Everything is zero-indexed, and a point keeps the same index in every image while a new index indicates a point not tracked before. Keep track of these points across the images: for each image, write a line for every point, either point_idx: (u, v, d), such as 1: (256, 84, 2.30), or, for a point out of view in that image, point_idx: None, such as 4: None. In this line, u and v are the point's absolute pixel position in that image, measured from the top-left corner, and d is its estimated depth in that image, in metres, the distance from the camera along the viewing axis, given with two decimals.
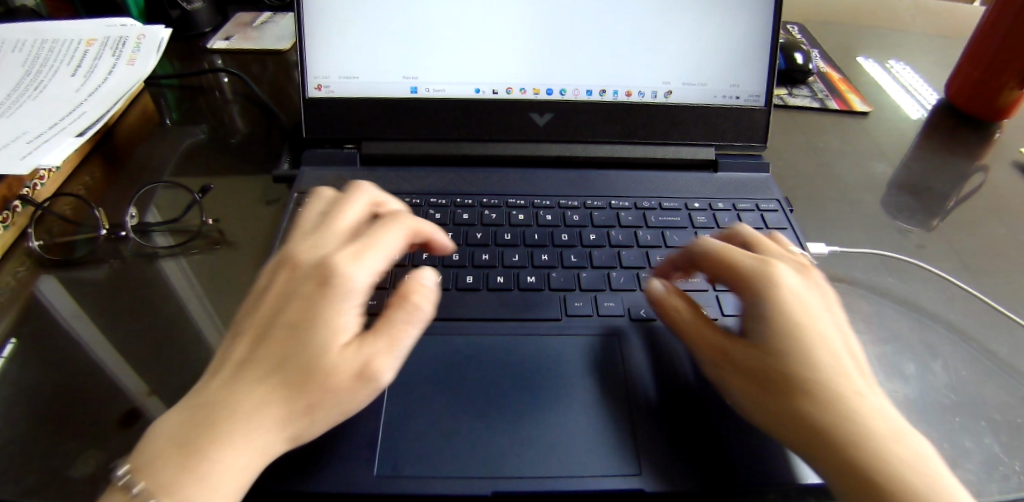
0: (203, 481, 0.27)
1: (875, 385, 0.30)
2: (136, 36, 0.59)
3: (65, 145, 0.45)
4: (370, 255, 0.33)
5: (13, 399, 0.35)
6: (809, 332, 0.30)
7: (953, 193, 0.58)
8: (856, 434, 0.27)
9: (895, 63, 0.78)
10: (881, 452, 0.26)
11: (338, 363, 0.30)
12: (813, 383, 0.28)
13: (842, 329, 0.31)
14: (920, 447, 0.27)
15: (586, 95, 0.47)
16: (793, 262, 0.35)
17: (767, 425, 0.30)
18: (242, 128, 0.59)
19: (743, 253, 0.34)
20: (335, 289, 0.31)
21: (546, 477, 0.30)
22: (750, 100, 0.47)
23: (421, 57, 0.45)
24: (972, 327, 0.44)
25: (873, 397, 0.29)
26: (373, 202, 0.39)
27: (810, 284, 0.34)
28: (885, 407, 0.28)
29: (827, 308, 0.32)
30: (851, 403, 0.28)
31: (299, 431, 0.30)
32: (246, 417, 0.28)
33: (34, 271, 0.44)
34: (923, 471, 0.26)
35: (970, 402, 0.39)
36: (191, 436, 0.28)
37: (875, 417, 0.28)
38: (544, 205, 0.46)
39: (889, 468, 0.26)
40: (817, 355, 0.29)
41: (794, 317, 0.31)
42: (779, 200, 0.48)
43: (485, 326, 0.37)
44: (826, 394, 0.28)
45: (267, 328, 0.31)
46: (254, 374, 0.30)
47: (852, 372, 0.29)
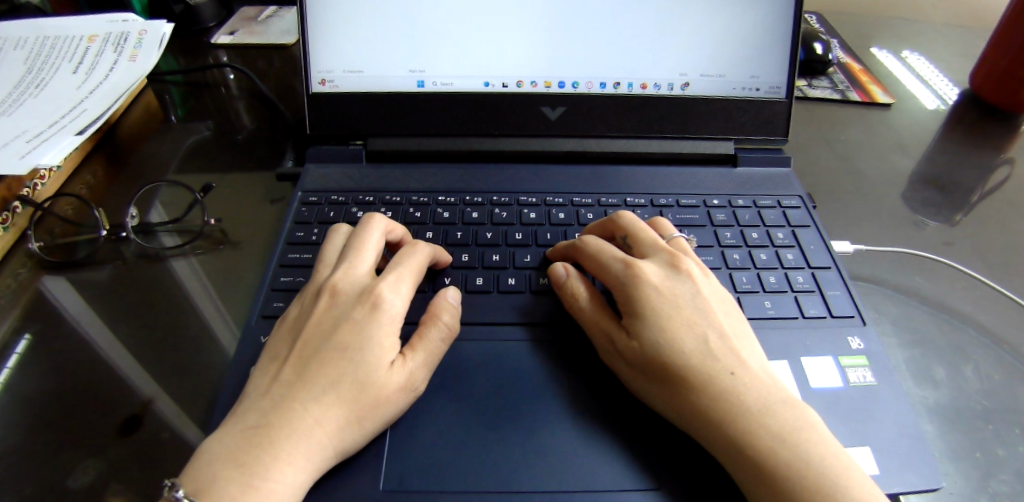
0: (269, 497, 0.26)
1: (769, 384, 0.30)
2: (138, 31, 0.58)
3: (63, 144, 0.44)
4: (407, 279, 0.34)
5: (13, 406, 0.34)
6: (680, 347, 0.31)
7: (979, 187, 0.55)
8: (757, 455, 0.27)
9: (911, 53, 0.75)
10: (784, 466, 0.26)
11: (392, 381, 0.30)
12: (696, 405, 0.29)
13: (714, 331, 0.32)
14: (822, 441, 0.27)
15: (600, 88, 0.46)
16: (665, 257, 0.36)
17: (697, 456, 0.30)
18: (248, 125, 0.58)
19: (611, 259, 0.35)
20: (383, 312, 0.32)
21: (561, 491, 0.29)
22: (770, 92, 0.45)
23: (428, 50, 0.44)
24: (1003, 329, 0.42)
25: (764, 401, 0.29)
26: (391, 228, 0.39)
27: (672, 282, 0.34)
28: (781, 407, 0.29)
29: (691, 309, 0.33)
30: (742, 420, 0.28)
31: (352, 442, 0.29)
32: (308, 431, 0.28)
33: (34, 273, 0.43)
34: (828, 471, 0.26)
35: (1003, 409, 0.37)
36: (251, 453, 0.27)
37: (769, 424, 0.28)
38: (556, 202, 0.45)
39: (801, 483, 0.26)
40: (694, 373, 0.30)
41: (665, 332, 0.31)
42: (801, 196, 0.47)
43: (496, 330, 0.36)
44: (714, 415, 0.28)
45: (316, 349, 0.31)
46: (308, 394, 0.29)
47: (735, 380, 0.29)
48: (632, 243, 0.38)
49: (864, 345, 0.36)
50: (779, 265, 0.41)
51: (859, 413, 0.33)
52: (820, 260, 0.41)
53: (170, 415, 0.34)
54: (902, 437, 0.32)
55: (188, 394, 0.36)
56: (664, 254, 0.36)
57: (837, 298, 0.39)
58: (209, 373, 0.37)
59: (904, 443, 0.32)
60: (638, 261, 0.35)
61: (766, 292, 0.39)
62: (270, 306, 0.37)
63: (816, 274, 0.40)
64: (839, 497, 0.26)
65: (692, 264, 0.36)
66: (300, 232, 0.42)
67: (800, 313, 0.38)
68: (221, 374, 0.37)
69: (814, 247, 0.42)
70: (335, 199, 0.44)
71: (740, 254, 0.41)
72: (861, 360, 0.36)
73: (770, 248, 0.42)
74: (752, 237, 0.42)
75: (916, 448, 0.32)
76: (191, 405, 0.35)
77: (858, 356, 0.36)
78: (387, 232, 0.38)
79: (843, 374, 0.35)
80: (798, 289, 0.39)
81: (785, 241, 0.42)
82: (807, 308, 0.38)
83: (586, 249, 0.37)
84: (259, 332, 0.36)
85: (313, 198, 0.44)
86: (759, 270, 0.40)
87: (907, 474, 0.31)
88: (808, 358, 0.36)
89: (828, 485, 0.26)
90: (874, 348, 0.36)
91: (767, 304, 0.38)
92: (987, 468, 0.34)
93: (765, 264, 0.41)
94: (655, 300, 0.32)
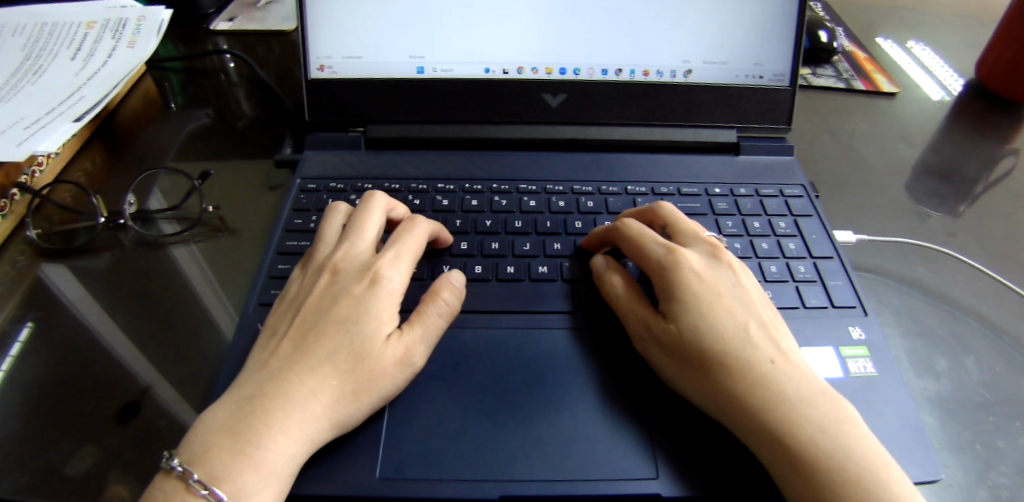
0: (259, 466, 0.26)
1: (810, 375, 0.30)
2: (136, 17, 0.58)
3: (61, 130, 0.44)
4: (406, 257, 0.34)
5: (11, 393, 0.35)
6: (721, 332, 0.30)
7: (983, 178, 0.55)
8: (798, 444, 0.27)
9: (917, 43, 0.74)
10: (824, 456, 0.26)
11: (388, 354, 0.30)
12: (737, 392, 0.29)
13: (755, 320, 0.32)
14: (863, 436, 0.27)
15: (602, 75, 0.45)
16: (704, 247, 0.35)
17: (717, 449, 0.30)
18: (247, 111, 0.57)
19: (653, 243, 0.35)
20: (382, 287, 0.32)
21: (558, 480, 0.29)
22: (774, 80, 0.45)
23: (427, 36, 0.43)
24: (1006, 321, 0.42)
25: (806, 391, 0.29)
26: (391, 206, 0.39)
27: (713, 270, 0.34)
28: (822, 399, 0.28)
29: (731, 298, 0.32)
30: (783, 408, 0.28)
31: (346, 417, 0.29)
32: (303, 401, 0.28)
33: (32, 260, 0.43)
34: (869, 465, 0.26)
35: (1004, 401, 0.37)
36: (245, 422, 0.27)
37: (810, 415, 0.27)
38: (556, 190, 0.44)
39: (841, 475, 0.26)
40: (738, 360, 0.29)
41: (706, 318, 0.31)
42: (804, 185, 0.46)
43: (494, 318, 0.36)
44: (758, 403, 0.28)
45: (314, 321, 0.31)
46: (305, 365, 0.29)
47: (776, 368, 0.29)
48: (671, 232, 0.37)
49: (865, 335, 0.36)
50: (780, 255, 0.40)
51: (859, 404, 0.33)
52: (822, 250, 0.41)
53: (168, 402, 0.34)
54: (901, 428, 0.32)
55: (185, 381, 0.36)
56: (704, 243, 0.36)
57: (839, 288, 0.39)
58: (206, 361, 0.37)
59: (903, 434, 0.32)
60: (679, 248, 0.35)
61: (767, 281, 0.39)
62: (268, 293, 0.37)
63: (818, 263, 0.40)
64: (879, 492, 0.25)
65: (732, 256, 0.36)
66: (298, 219, 0.41)
67: (801, 303, 0.38)
68: (218, 361, 0.37)
69: (816, 236, 0.42)
70: (334, 186, 0.44)
71: (741, 243, 0.41)
72: (862, 351, 0.35)
73: (771, 237, 0.42)
74: (753, 227, 0.42)
75: (916, 440, 0.32)
76: (189, 392, 0.35)
77: (859, 346, 0.36)
78: (388, 209, 0.38)
79: (843, 364, 0.35)
80: (799, 279, 0.39)
81: (787, 230, 0.42)
82: (808, 298, 0.38)
83: (626, 230, 0.36)
84: (256, 319, 0.36)
85: (312, 185, 0.44)
86: (760, 260, 0.40)
87: (906, 465, 0.31)
88: (808, 348, 0.35)
89: (869, 480, 0.25)
90: (875, 338, 0.36)
91: (768, 294, 0.38)
92: (987, 460, 0.34)
93: (767, 253, 0.40)
94: (696, 287, 0.32)
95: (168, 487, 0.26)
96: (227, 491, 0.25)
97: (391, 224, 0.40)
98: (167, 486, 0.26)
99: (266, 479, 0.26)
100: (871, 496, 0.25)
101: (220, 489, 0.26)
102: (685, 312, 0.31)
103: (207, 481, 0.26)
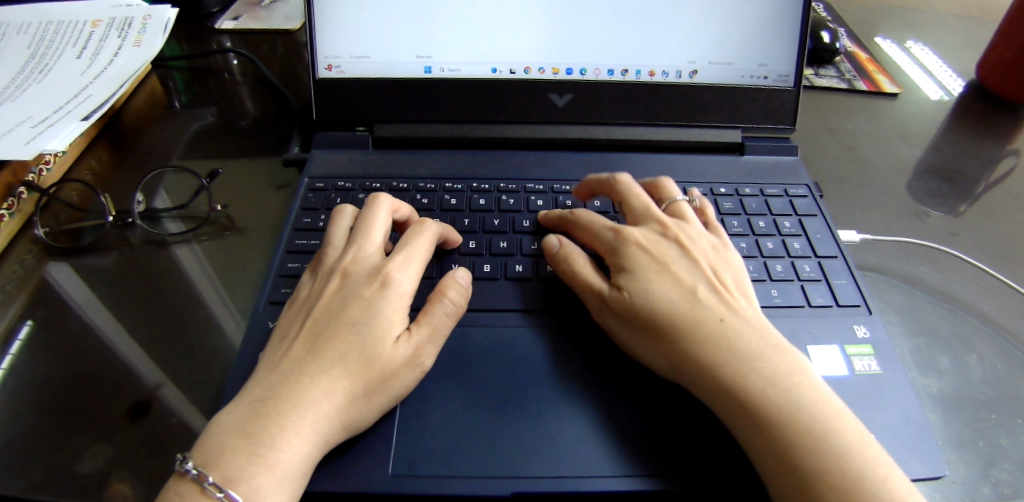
0: (274, 466, 0.26)
1: (761, 331, 0.31)
2: (142, 16, 0.58)
3: (69, 129, 0.44)
4: (415, 259, 0.34)
5: (23, 391, 0.35)
6: (669, 299, 0.32)
7: (984, 178, 0.55)
8: (750, 397, 0.28)
9: (918, 43, 0.74)
10: (776, 406, 0.27)
11: (398, 355, 0.30)
12: (686, 352, 0.30)
13: (702, 284, 0.33)
14: (815, 386, 0.28)
15: (608, 75, 0.45)
16: (654, 221, 0.37)
17: (683, 414, 0.31)
18: (252, 110, 0.58)
19: (600, 226, 0.37)
20: (392, 289, 0.33)
21: (568, 477, 0.29)
22: (779, 80, 0.45)
23: (435, 36, 0.43)
24: (1007, 320, 0.42)
25: (755, 347, 0.30)
26: (397, 207, 0.39)
27: (660, 243, 0.35)
28: (772, 353, 0.30)
29: (680, 266, 0.34)
30: (732, 363, 0.29)
31: (357, 418, 0.29)
32: (316, 403, 0.28)
33: (40, 259, 0.43)
34: (820, 412, 0.27)
35: (1006, 398, 0.37)
36: (258, 423, 0.27)
37: (760, 367, 0.29)
38: (563, 190, 0.45)
39: (794, 422, 0.27)
40: (686, 322, 0.31)
41: (654, 285, 0.33)
42: (808, 185, 0.47)
43: (503, 317, 0.36)
44: (708, 362, 0.29)
45: (325, 324, 0.31)
46: (317, 367, 0.29)
47: (725, 327, 0.31)
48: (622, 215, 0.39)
49: (870, 334, 0.37)
50: (785, 254, 0.41)
51: (864, 402, 0.33)
52: (827, 249, 0.41)
53: (179, 400, 0.35)
54: (905, 426, 0.32)
55: (196, 380, 0.36)
56: (653, 218, 0.37)
57: (844, 287, 0.39)
58: (216, 359, 0.37)
59: (907, 432, 0.32)
60: (627, 225, 0.37)
61: (773, 280, 0.39)
62: (278, 292, 0.37)
63: (823, 262, 0.40)
64: (832, 438, 0.26)
65: (683, 225, 0.37)
66: (307, 219, 0.42)
67: (807, 301, 0.38)
68: (228, 360, 0.37)
69: (821, 235, 0.42)
70: (342, 185, 0.44)
71: (747, 242, 0.41)
72: (867, 349, 0.36)
73: (776, 237, 0.42)
74: (759, 226, 0.43)
75: (920, 437, 0.32)
76: (200, 390, 0.35)
77: (864, 345, 0.36)
78: (395, 212, 0.39)
79: (848, 362, 0.35)
80: (804, 278, 0.39)
81: (792, 229, 0.42)
82: (814, 297, 0.38)
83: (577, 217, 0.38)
84: (266, 317, 0.36)
85: (320, 185, 0.44)
86: (766, 259, 0.40)
87: (910, 462, 0.31)
88: (814, 346, 0.36)
89: (821, 426, 0.27)
90: (880, 336, 0.36)
91: (774, 293, 0.38)
92: (990, 457, 0.34)
93: (772, 252, 0.41)
94: (646, 258, 0.34)
95: (184, 489, 0.26)
96: (242, 494, 0.26)
97: (397, 225, 0.40)
98: (183, 488, 0.26)
99: (281, 479, 0.26)
100: (824, 441, 0.26)
101: (236, 490, 0.26)
102: (636, 283, 0.33)
103: (222, 484, 0.26)
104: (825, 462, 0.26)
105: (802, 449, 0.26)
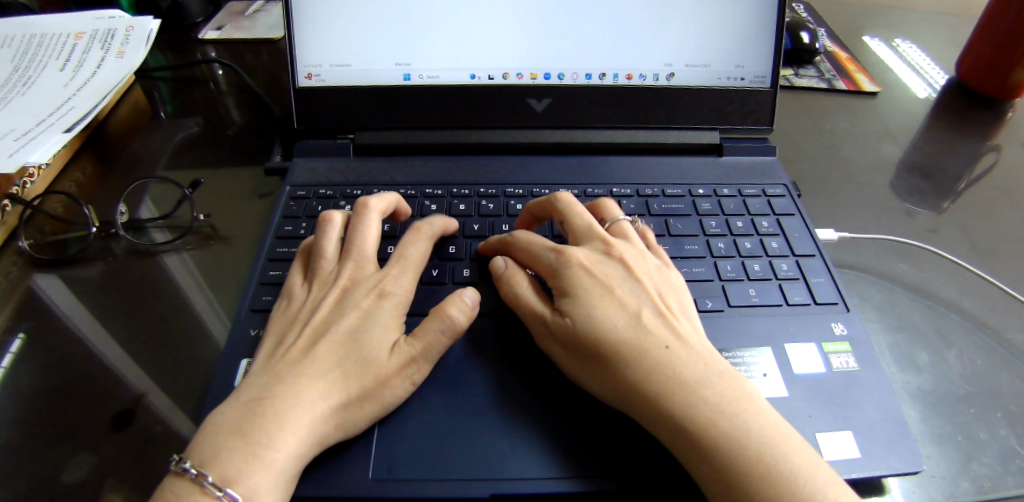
0: (270, 466, 0.27)
1: (706, 359, 0.31)
2: (125, 28, 0.58)
3: (51, 142, 0.44)
4: (410, 269, 0.35)
5: (6, 403, 0.35)
6: (612, 322, 0.32)
7: (965, 175, 0.56)
8: (697, 427, 0.27)
9: (901, 42, 0.75)
10: (724, 436, 0.27)
11: (382, 361, 0.31)
12: (630, 381, 0.30)
13: (647, 310, 0.33)
14: (761, 412, 0.28)
15: (586, 80, 0.46)
16: (597, 242, 0.37)
17: (627, 445, 0.30)
18: (237, 120, 0.58)
19: (542, 248, 0.36)
20: (389, 300, 0.34)
21: (548, 478, 0.30)
22: (755, 82, 0.46)
23: (414, 44, 0.44)
24: (986, 314, 0.43)
25: (701, 375, 0.29)
26: (388, 209, 0.39)
27: (603, 265, 0.35)
28: (718, 381, 0.29)
29: (623, 290, 0.34)
30: (679, 393, 0.28)
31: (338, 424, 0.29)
32: (297, 410, 0.28)
33: (25, 270, 0.43)
34: (771, 442, 0.27)
35: (986, 394, 0.37)
36: (254, 423, 0.28)
37: (707, 396, 0.28)
38: (543, 194, 0.45)
39: (744, 451, 0.26)
40: (627, 349, 0.30)
41: (598, 310, 0.32)
42: (786, 184, 0.47)
43: (483, 320, 0.37)
44: (649, 389, 0.29)
45: (323, 331, 0.32)
46: (298, 374, 0.30)
47: (670, 354, 0.30)
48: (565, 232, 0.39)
49: (847, 330, 0.37)
50: (763, 253, 0.41)
51: (841, 398, 0.34)
52: (804, 248, 0.42)
53: (162, 409, 0.35)
54: (883, 421, 0.33)
55: (179, 388, 0.36)
56: (596, 240, 0.37)
57: (821, 285, 0.40)
58: (198, 368, 0.37)
59: (885, 427, 0.32)
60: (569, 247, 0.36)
61: (750, 280, 0.40)
62: (259, 299, 0.38)
63: (800, 261, 0.41)
64: (782, 465, 0.26)
65: (625, 249, 0.37)
66: (289, 226, 0.42)
67: (784, 300, 0.39)
68: (211, 368, 0.37)
69: (798, 234, 0.43)
70: (324, 193, 0.45)
71: (725, 243, 0.42)
72: (844, 346, 0.36)
73: (754, 237, 0.42)
74: (737, 226, 0.43)
75: (898, 432, 0.32)
76: (183, 398, 0.35)
77: (841, 342, 0.36)
78: (383, 211, 0.39)
79: (826, 359, 0.35)
80: (782, 276, 0.40)
81: (769, 229, 0.43)
82: (791, 295, 0.39)
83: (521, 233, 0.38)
84: (248, 325, 0.36)
85: (301, 193, 0.45)
86: (744, 258, 0.41)
87: (888, 457, 0.31)
88: (792, 344, 0.36)
89: (772, 455, 0.26)
90: (857, 333, 0.37)
91: (752, 292, 0.39)
92: (970, 451, 0.35)
93: (750, 252, 0.41)
94: (584, 282, 0.34)
95: (181, 488, 0.26)
96: (241, 493, 0.26)
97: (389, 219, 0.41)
98: (181, 488, 0.26)
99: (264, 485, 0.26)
100: (776, 470, 0.26)
101: (233, 490, 0.26)
102: (577, 305, 0.33)
103: (221, 483, 0.26)
104: (777, 491, 0.25)
105: (753, 478, 0.26)
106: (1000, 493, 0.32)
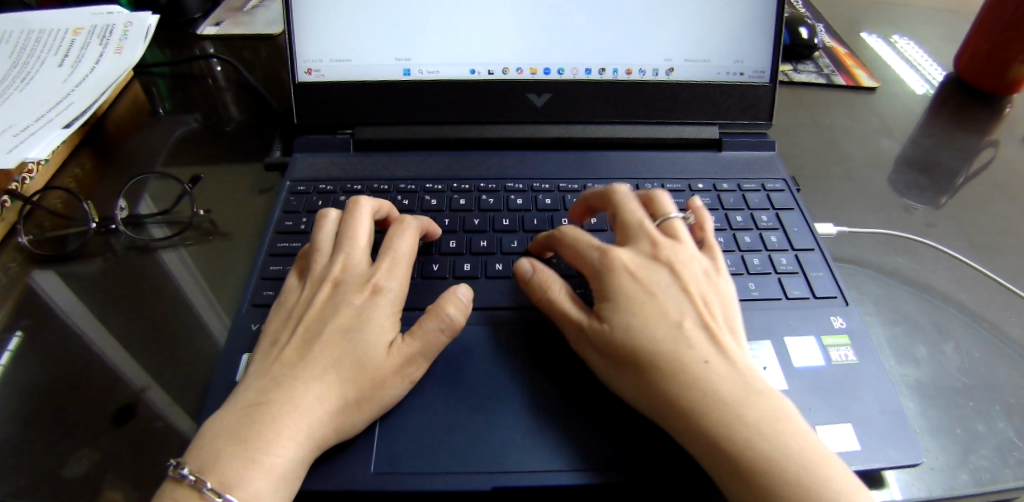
0: (270, 471, 0.27)
1: (746, 375, 0.30)
2: (123, 23, 0.58)
3: (50, 137, 0.44)
4: (400, 262, 0.35)
5: (9, 397, 0.35)
6: (654, 335, 0.31)
7: (962, 169, 0.56)
8: (735, 448, 0.27)
9: (899, 37, 0.75)
10: (762, 458, 0.26)
11: (385, 361, 0.31)
12: (670, 396, 0.29)
13: (691, 319, 0.32)
14: (800, 431, 0.28)
15: (585, 75, 0.46)
16: (644, 243, 0.36)
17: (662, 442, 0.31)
18: (237, 115, 0.58)
19: (587, 247, 0.35)
20: (382, 296, 0.33)
21: (549, 470, 0.30)
22: (755, 76, 0.46)
23: (413, 39, 0.44)
24: (984, 308, 0.43)
25: (740, 393, 0.29)
26: (377, 207, 0.39)
27: (648, 268, 0.34)
28: (754, 399, 0.29)
29: (668, 297, 0.33)
30: (718, 412, 0.28)
31: (341, 421, 0.29)
32: (304, 407, 0.29)
33: (25, 266, 0.43)
34: (808, 466, 0.26)
35: (984, 386, 0.38)
36: (250, 428, 0.28)
37: (745, 415, 0.28)
38: (543, 188, 0.45)
39: (781, 475, 0.26)
40: (671, 365, 0.30)
41: (640, 318, 0.31)
42: (786, 179, 0.47)
43: (483, 314, 0.37)
44: (689, 406, 0.28)
45: (317, 331, 0.32)
46: (304, 373, 0.30)
47: (709, 368, 0.30)
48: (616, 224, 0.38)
49: (846, 324, 0.37)
50: (762, 248, 0.41)
51: (841, 390, 0.34)
52: (804, 242, 0.42)
53: (164, 404, 0.35)
54: (882, 414, 0.33)
55: (179, 383, 0.36)
56: (644, 239, 0.36)
57: (821, 279, 0.40)
58: (199, 364, 0.37)
59: (883, 420, 0.33)
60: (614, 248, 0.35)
61: (750, 274, 0.40)
62: (260, 294, 0.38)
63: (800, 255, 0.41)
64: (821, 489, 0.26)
65: (674, 249, 0.36)
66: (289, 221, 0.42)
67: (784, 294, 0.39)
68: (212, 363, 0.37)
69: (798, 228, 0.43)
70: (324, 188, 0.45)
71: (724, 237, 0.42)
72: (843, 339, 0.36)
73: (754, 231, 0.43)
74: (737, 220, 0.43)
75: (896, 424, 0.32)
76: (185, 393, 0.35)
77: (840, 335, 0.37)
78: (374, 212, 0.39)
79: (825, 353, 0.35)
80: (781, 270, 0.40)
81: (769, 223, 0.43)
82: (791, 289, 0.39)
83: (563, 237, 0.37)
84: (249, 320, 0.36)
85: (302, 188, 0.45)
86: (744, 252, 0.41)
87: (888, 449, 0.31)
88: (791, 337, 0.36)
89: (807, 475, 0.26)
90: (856, 327, 0.37)
91: (751, 286, 0.39)
92: (968, 443, 0.35)
93: (750, 246, 0.42)
94: (628, 286, 0.33)
95: (180, 494, 0.26)
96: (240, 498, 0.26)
97: (379, 224, 0.40)
98: (180, 494, 0.26)
99: (271, 482, 0.26)
100: (812, 491, 0.26)
101: (232, 495, 0.26)
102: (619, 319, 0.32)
103: (219, 488, 0.26)
104: None
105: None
106: (999, 485, 0.33)
